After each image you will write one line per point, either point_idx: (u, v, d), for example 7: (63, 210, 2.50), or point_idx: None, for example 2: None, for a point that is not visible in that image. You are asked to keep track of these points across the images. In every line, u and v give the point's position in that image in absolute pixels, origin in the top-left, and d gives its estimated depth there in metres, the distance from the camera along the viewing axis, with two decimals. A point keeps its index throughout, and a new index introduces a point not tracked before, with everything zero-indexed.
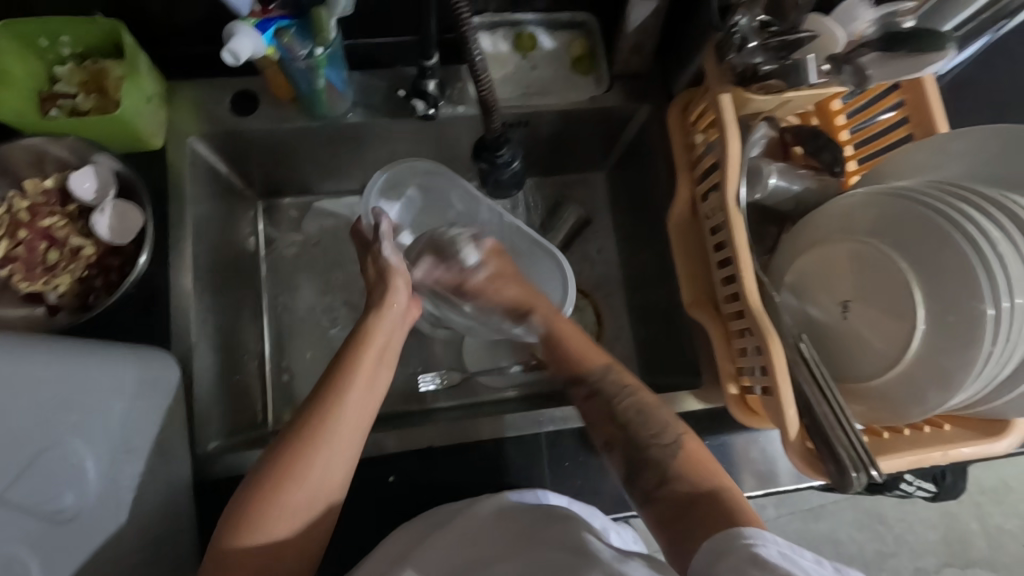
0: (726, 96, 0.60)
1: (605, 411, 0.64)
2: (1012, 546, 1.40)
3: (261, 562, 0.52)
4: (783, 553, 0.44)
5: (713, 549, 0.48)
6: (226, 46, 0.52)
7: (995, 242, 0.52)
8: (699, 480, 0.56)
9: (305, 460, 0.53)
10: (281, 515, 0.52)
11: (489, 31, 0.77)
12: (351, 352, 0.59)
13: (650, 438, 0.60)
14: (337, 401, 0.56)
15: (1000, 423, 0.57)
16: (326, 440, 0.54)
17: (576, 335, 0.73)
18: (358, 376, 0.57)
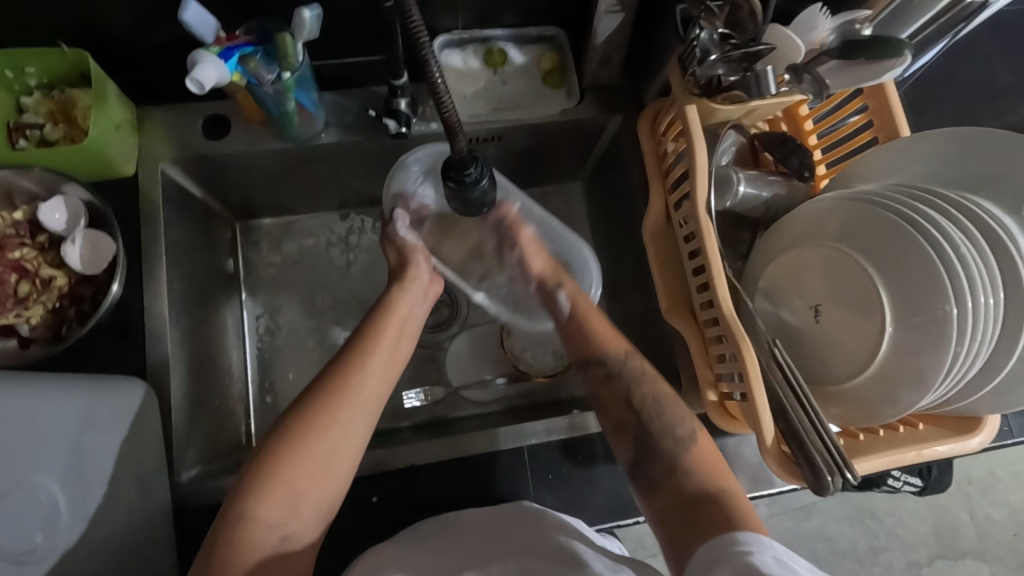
0: (691, 107, 0.61)
1: (621, 395, 0.64)
2: (1002, 534, 1.41)
3: (277, 512, 0.53)
4: (778, 560, 0.46)
5: (713, 551, 0.49)
6: (190, 75, 0.52)
7: (957, 243, 0.53)
8: (707, 477, 0.57)
9: (326, 420, 0.56)
10: (299, 474, 0.54)
11: (459, 49, 0.77)
12: (370, 326, 0.64)
13: (664, 428, 0.61)
14: (357, 368, 0.60)
15: (973, 419, 0.58)
16: (344, 406, 0.57)
17: (597, 316, 0.71)
18: (377, 347, 0.62)
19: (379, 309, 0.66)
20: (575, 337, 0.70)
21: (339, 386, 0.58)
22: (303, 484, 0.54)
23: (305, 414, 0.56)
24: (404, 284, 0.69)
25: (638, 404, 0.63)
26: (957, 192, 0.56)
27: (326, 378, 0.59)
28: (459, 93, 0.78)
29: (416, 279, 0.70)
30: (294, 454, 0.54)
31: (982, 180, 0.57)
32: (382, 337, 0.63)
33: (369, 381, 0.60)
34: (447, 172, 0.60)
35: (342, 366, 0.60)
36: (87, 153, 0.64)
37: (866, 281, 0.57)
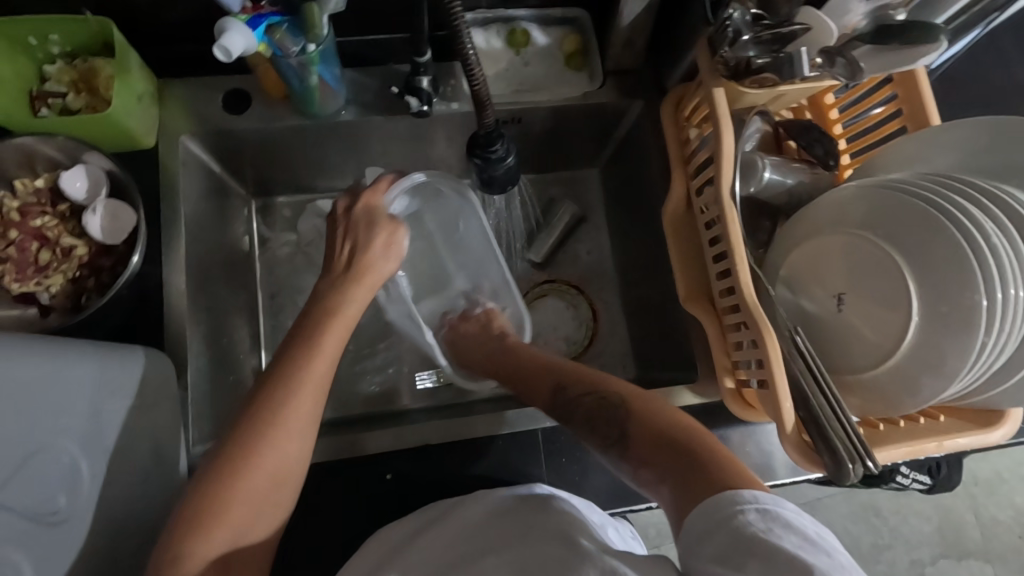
0: (719, 91, 0.60)
1: (575, 419, 0.63)
2: (1007, 536, 1.41)
3: (239, 512, 0.50)
4: (764, 514, 0.43)
5: (698, 522, 0.44)
6: (217, 42, 0.51)
7: (987, 233, 0.52)
8: (680, 441, 0.53)
9: (270, 428, 0.52)
10: (235, 505, 0.50)
11: (482, 28, 0.76)
12: (305, 337, 0.59)
13: (615, 429, 0.59)
14: (302, 364, 0.56)
15: (995, 413, 0.57)
16: (297, 395, 0.54)
17: (523, 355, 0.74)
18: (314, 363, 0.57)
19: (314, 317, 0.61)
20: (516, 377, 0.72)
21: (272, 412, 0.53)
22: (241, 517, 0.50)
23: (234, 445, 0.51)
24: (354, 285, 0.64)
25: (588, 420, 0.61)
26: (987, 181, 0.56)
27: (254, 403, 0.53)
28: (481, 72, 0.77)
29: (369, 279, 0.65)
30: (240, 470, 0.51)
31: (1012, 170, 0.57)
32: (321, 349, 0.58)
33: (300, 403, 0.54)
34: (472, 149, 0.63)
35: (272, 384, 0.55)
36: (108, 122, 0.63)
37: (892, 271, 0.56)
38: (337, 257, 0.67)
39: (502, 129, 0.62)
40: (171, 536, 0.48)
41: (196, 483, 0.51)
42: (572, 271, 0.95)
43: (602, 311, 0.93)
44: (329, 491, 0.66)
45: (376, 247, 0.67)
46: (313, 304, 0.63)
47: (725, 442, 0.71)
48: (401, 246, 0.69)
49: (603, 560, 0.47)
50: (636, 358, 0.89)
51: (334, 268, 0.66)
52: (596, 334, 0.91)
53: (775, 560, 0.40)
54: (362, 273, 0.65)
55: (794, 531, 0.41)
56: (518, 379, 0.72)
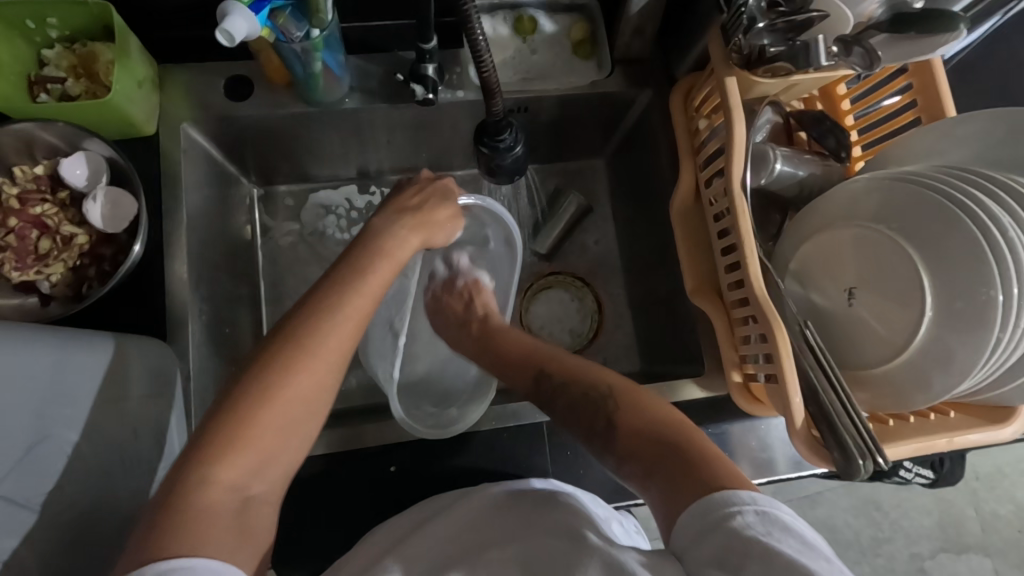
0: (731, 79, 0.59)
1: (569, 407, 0.64)
2: (1007, 530, 1.42)
3: (274, 430, 0.48)
4: (762, 516, 0.43)
5: (694, 520, 0.45)
6: (220, 26, 0.50)
7: (1005, 227, 0.51)
8: (674, 434, 0.54)
9: (311, 348, 0.51)
10: (270, 423, 0.48)
11: (489, 14, 0.75)
12: (352, 268, 0.57)
13: (598, 408, 0.61)
14: (343, 291, 0.55)
15: (1005, 410, 0.56)
16: (342, 322, 0.53)
17: (510, 338, 0.74)
18: (357, 296, 0.55)
19: (363, 252, 0.59)
20: (500, 359, 0.73)
21: (313, 335, 0.52)
22: (271, 440, 0.48)
23: (273, 362, 0.50)
24: (412, 230, 0.63)
25: (577, 407, 0.63)
26: (1004, 173, 0.55)
27: (296, 325, 0.52)
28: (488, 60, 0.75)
29: (422, 229, 0.64)
30: (278, 389, 0.49)
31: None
32: (367, 284, 0.56)
33: (341, 329, 0.53)
34: (480, 138, 0.61)
35: (311, 307, 0.53)
36: (109, 109, 0.62)
37: (906, 264, 0.55)
38: (406, 202, 0.66)
39: (508, 118, 0.61)
40: (190, 456, 0.46)
41: (226, 397, 0.48)
42: (578, 263, 0.94)
43: (607, 304, 0.93)
44: (333, 482, 0.66)
45: (430, 203, 0.66)
46: (363, 239, 0.61)
47: (729, 435, 0.70)
48: (452, 236, 0.70)
49: (610, 556, 0.47)
50: (642, 350, 0.88)
51: (390, 207, 0.65)
52: (601, 325, 0.90)
53: (771, 561, 0.40)
54: (419, 221, 0.64)
55: (792, 534, 0.42)
56: (506, 359, 0.72)
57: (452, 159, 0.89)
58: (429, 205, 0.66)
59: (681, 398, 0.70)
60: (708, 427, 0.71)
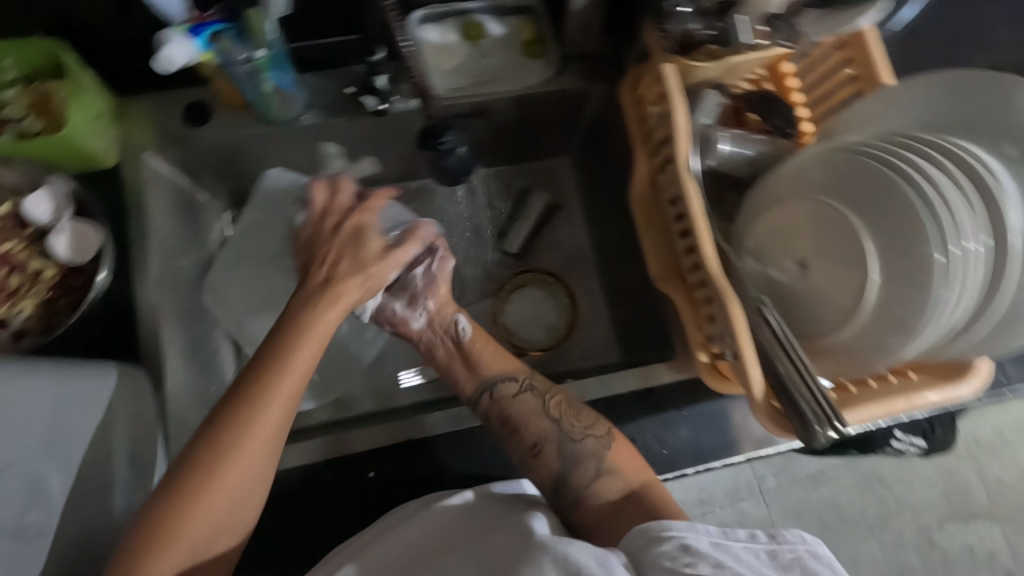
0: (669, 66, 0.60)
1: (537, 409, 0.69)
2: (1012, 494, 1.49)
3: (205, 526, 0.53)
4: (714, 543, 0.53)
5: (642, 537, 0.55)
6: (159, 55, 0.52)
7: (942, 189, 0.52)
8: (630, 476, 0.65)
9: (231, 449, 0.53)
10: (197, 523, 0.52)
11: (437, 23, 0.77)
12: (271, 357, 0.55)
13: (585, 433, 0.67)
14: (268, 381, 0.54)
15: (963, 366, 0.57)
16: (263, 416, 0.54)
17: (490, 342, 0.75)
18: (282, 382, 0.55)
19: (288, 325, 0.57)
20: (489, 351, 0.74)
21: (234, 434, 0.53)
22: (202, 532, 0.53)
23: (196, 462, 0.52)
24: (331, 300, 0.59)
25: (554, 412, 0.68)
26: (939, 135, 0.56)
27: (216, 423, 0.53)
28: (436, 66, 0.76)
29: (345, 298, 0.59)
30: (199, 490, 0.52)
31: (957, 122, 0.57)
32: (289, 367, 0.55)
33: (264, 424, 0.54)
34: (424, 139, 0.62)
35: (234, 402, 0.54)
36: (69, 145, 0.64)
37: (849, 232, 0.56)
38: (317, 273, 0.61)
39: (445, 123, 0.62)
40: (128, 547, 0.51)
41: (157, 496, 0.52)
42: (552, 261, 0.95)
43: (582, 298, 0.93)
44: (312, 491, 0.67)
45: (347, 273, 0.61)
46: (291, 311, 0.58)
47: (705, 415, 0.71)
48: (389, 276, 0.63)
49: (562, 555, 0.52)
50: (620, 341, 0.89)
51: (309, 281, 0.61)
52: (577, 318, 0.91)
53: (718, 569, 0.51)
54: (336, 289, 0.60)
55: (738, 561, 0.52)
56: (495, 360, 0.73)
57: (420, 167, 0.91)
58: (356, 269, 0.61)
59: (654, 382, 0.71)
60: (683, 410, 0.71)
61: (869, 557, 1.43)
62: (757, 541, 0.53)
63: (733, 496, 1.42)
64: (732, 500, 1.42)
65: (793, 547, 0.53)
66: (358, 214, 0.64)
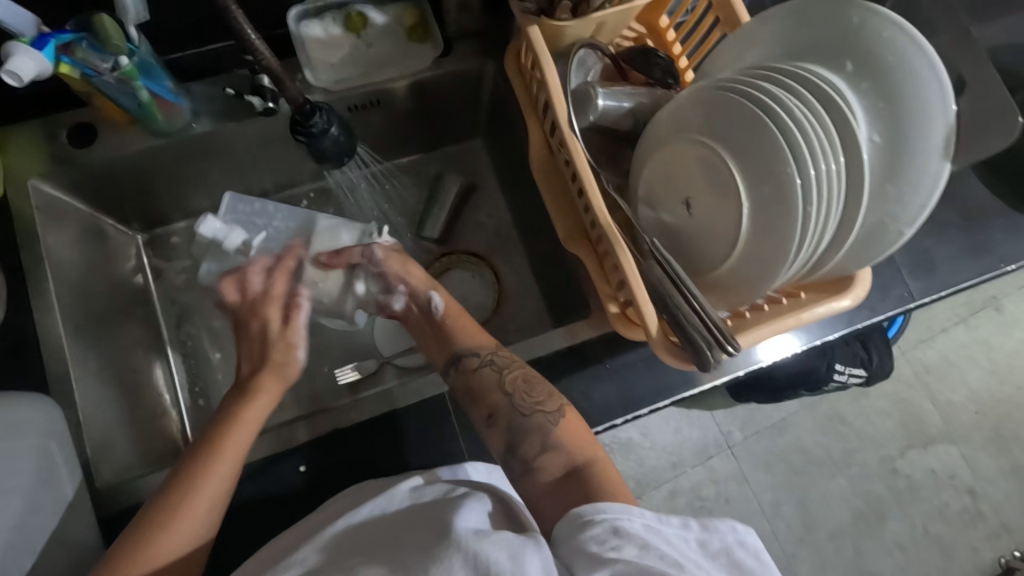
0: (533, 28, 0.62)
1: (495, 381, 0.66)
2: (964, 414, 1.54)
3: None
4: (648, 527, 0.47)
5: (570, 523, 0.48)
6: (3, 68, 0.49)
7: (791, 108, 0.54)
8: (578, 450, 0.61)
9: (163, 534, 0.54)
10: None
11: (317, 18, 0.76)
12: (206, 445, 0.59)
13: (533, 406, 0.64)
14: (202, 465, 0.57)
15: (846, 279, 0.60)
16: (197, 500, 0.56)
17: (468, 320, 0.74)
18: (217, 465, 0.57)
19: (222, 417, 0.62)
20: (459, 327, 0.72)
21: (167, 518, 0.54)
22: None
23: (128, 547, 0.53)
24: (259, 392, 0.64)
25: (508, 385, 0.65)
26: (794, 63, 0.58)
27: (150, 512, 0.55)
28: (314, 62, 0.77)
29: (267, 393, 0.65)
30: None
31: (810, 48, 0.59)
32: (224, 451, 0.59)
33: (197, 507, 0.55)
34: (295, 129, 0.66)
35: (170, 490, 0.56)
36: None
37: (721, 166, 0.58)
38: (241, 370, 0.67)
39: (316, 103, 0.66)
40: None
41: None
42: (475, 242, 0.96)
43: (509, 274, 0.95)
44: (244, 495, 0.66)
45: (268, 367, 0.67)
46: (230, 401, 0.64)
47: (627, 366, 0.73)
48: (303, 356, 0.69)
49: (473, 551, 0.43)
50: (550, 310, 0.90)
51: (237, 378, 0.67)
52: (504, 293, 0.93)
53: (644, 553, 0.45)
54: (257, 380, 0.65)
55: (668, 550, 0.45)
56: (466, 333, 0.72)
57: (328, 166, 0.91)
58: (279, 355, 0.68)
59: (575, 339, 0.73)
60: (607, 363, 0.73)
61: (839, 493, 1.47)
62: (690, 528, 0.47)
63: (702, 455, 1.47)
64: (701, 459, 1.47)
65: (721, 540, 0.47)
66: (257, 313, 0.69)
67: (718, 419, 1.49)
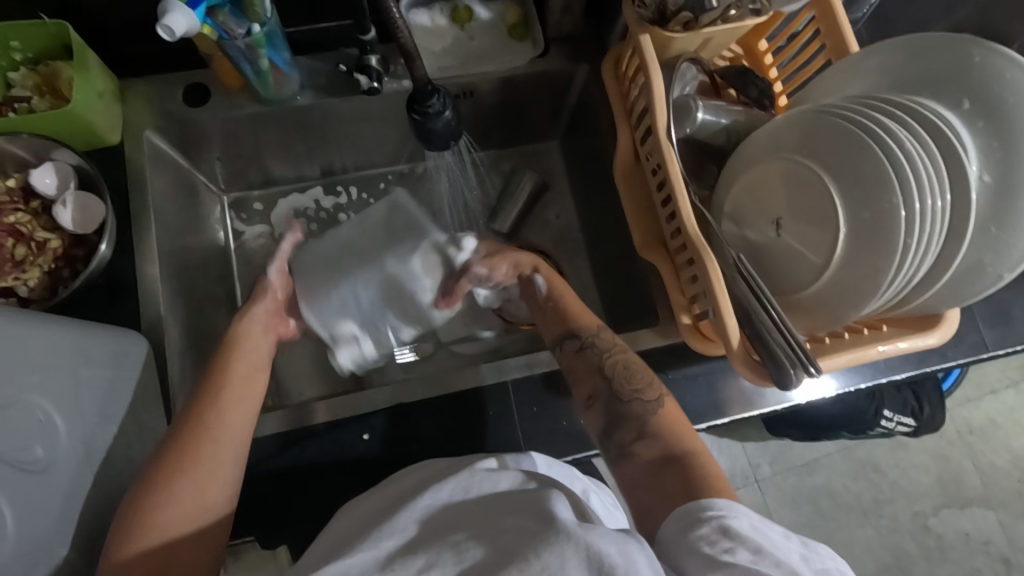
0: (645, 36, 0.64)
1: (595, 365, 0.67)
2: (1006, 480, 1.49)
3: (180, 519, 0.54)
4: (755, 526, 0.47)
5: (680, 520, 0.50)
6: (160, 22, 0.54)
7: (902, 140, 0.54)
8: (676, 441, 0.60)
9: (197, 439, 0.57)
10: (167, 513, 0.53)
11: (426, 8, 0.80)
12: (218, 367, 0.63)
13: (632, 393, 0.64)
14: (221, 379, 0.62)
15: (934, 317, 0.59)
16: (219, 407, 0.59)
17: (574, 296, 0.73)
18: (234, 376, 0.62)
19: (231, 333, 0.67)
20: (554, 315, 0.73)
21: (195, 425, 0.58)
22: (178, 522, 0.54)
23: (167, 453, 0.56)
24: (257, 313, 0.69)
25: (608, 371, 0.66)
26: (905, 96, 0.58)
27: (183, 423, 0.58)
28: (427, 48, 0.80)
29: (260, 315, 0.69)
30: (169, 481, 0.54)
31: (923, 84, 0.59)
32: (236, 365, 0.63)
33: (222, 414, 0.59)
34: (411, 106, 0.65)
35: (197, 405, 0.59)
36: (72, 119, 0.67)
37: (820, 189, 0.59)
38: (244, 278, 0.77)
39: (436, 85, 0.65)
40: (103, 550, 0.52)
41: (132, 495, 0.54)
42: (540, 241, 0.98)
43: (571, 277, 0.96)
44: (308, 453, 0.68)
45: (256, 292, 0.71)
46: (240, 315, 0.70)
47: (690, 379, 0.73)
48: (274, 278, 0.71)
49: (586, 541, 0.44)
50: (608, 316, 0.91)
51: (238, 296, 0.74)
52: None
53: (757, 558, 0.45)
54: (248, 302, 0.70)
55: (779, 549, 0.46)
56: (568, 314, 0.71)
57: (410, 152, 0.94)
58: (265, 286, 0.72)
59: (640, 347, 0.74)
60: (669, 373, 0.73)
61: (865, 543, 1.44)
62: (792, 540, 0.48)
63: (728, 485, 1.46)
64: None
65: (822, 558, 0.48)
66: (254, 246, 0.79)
67: (748, 450, 1.48)
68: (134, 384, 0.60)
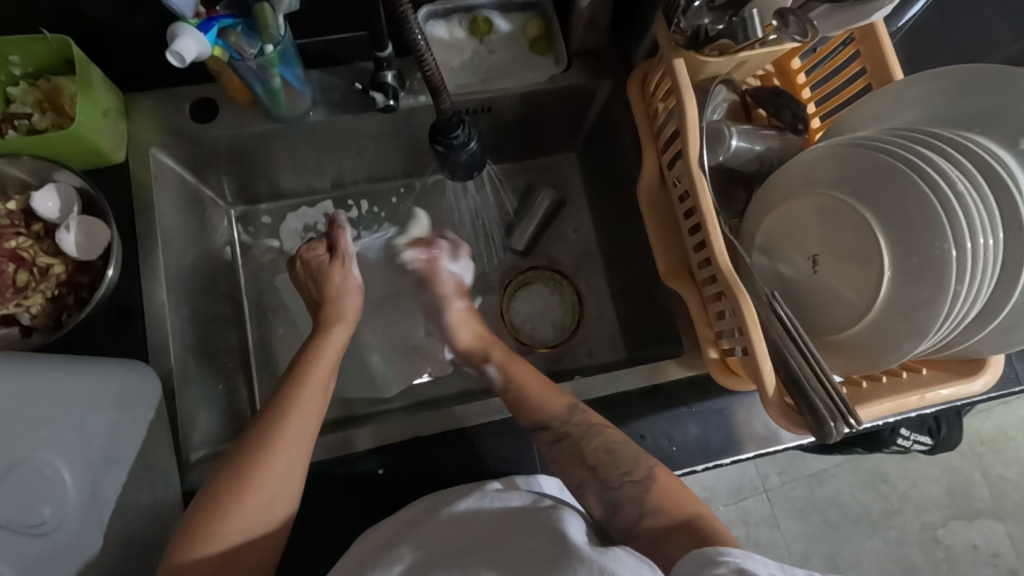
0: (680, 61, 0.60)
1: (575, 455, 0.64)
2: (1016, 493, 1.47)
3: (258, 509, 0.54)
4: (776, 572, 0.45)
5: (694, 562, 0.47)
6: (169, 47, 0.51)
7: (954, 180, 0.51)
8: (681, 513, 0.58)
9: (275, 434, 0.57)
10: (246, 504, 0.54)
11: (444, 19, 0.76)
12: (296, 370, 0.64)
13: (622, 478, 0.61)
14: (298, 382, 0.62)
15: (976, 362, 0.57)
16: (294, 408, 0.60)
17: (534, 376, 0.70)
18: (311, 376, 0.63)
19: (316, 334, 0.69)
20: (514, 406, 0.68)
21: (274, 423, 0.58)
22: (256, 513, 0.54)
23: (247, 447, 0.56)
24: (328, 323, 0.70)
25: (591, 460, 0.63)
26: (954, 131, 0.55)
27: (263, 421, 0.59)
28: (446, 63, 0.76)
29: (342, 317, 0.71)
30: (252, 470, 0.55)
31: (975, 118, 0.56)
32: (316, 368, 0.64)
33: (300, 414, 0.59)
34: (435, 136, 0.63)
35: (275, 407, 0.60)
36: (74, 139, 0.63)
37: (864, 227, 0.56)
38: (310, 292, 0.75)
39: (461, 115, 0.63)
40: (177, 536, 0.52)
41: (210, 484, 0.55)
42: (556, 257, 0.95)
43: (588, 295, 0.93)
44: (320, 486, 0.66)
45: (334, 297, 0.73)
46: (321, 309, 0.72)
47: (715, 412, 0.71)
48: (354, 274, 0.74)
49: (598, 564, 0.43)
50: (626, 337, 0.88)
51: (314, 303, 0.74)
52: (582, 315, 0.91)
53: None
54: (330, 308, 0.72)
55: None
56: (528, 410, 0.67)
57: (423, 165, 0.91)
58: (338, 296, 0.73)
59: (663, 379, 0.71)
60: (692, 406, 0.71)
61: (873, 555, 1.43)
62: None
63: (736, 495, 1.45)
64: (735, 498, 1.45)
65: None
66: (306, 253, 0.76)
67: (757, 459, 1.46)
68: (141, 423, 0.58)
